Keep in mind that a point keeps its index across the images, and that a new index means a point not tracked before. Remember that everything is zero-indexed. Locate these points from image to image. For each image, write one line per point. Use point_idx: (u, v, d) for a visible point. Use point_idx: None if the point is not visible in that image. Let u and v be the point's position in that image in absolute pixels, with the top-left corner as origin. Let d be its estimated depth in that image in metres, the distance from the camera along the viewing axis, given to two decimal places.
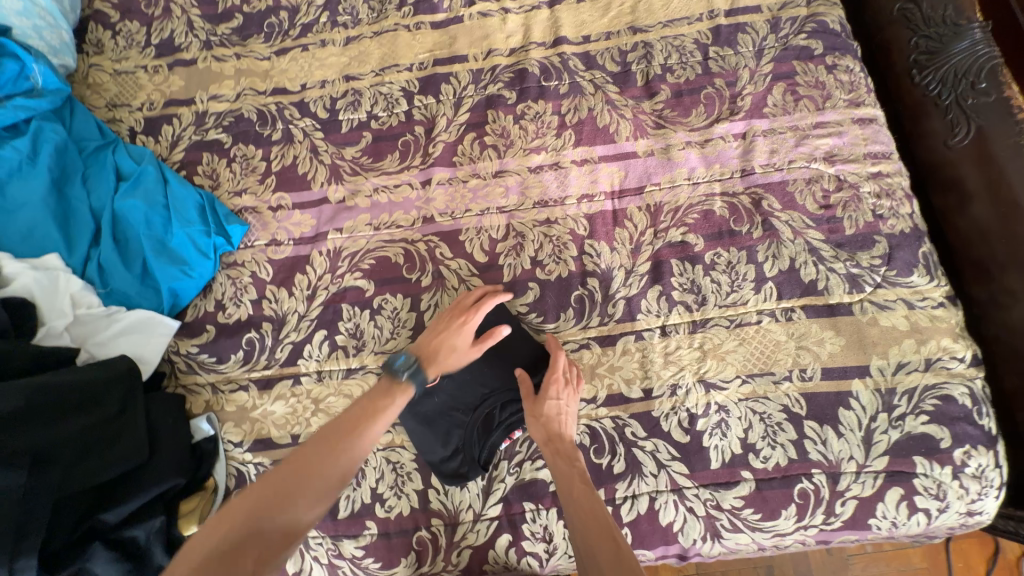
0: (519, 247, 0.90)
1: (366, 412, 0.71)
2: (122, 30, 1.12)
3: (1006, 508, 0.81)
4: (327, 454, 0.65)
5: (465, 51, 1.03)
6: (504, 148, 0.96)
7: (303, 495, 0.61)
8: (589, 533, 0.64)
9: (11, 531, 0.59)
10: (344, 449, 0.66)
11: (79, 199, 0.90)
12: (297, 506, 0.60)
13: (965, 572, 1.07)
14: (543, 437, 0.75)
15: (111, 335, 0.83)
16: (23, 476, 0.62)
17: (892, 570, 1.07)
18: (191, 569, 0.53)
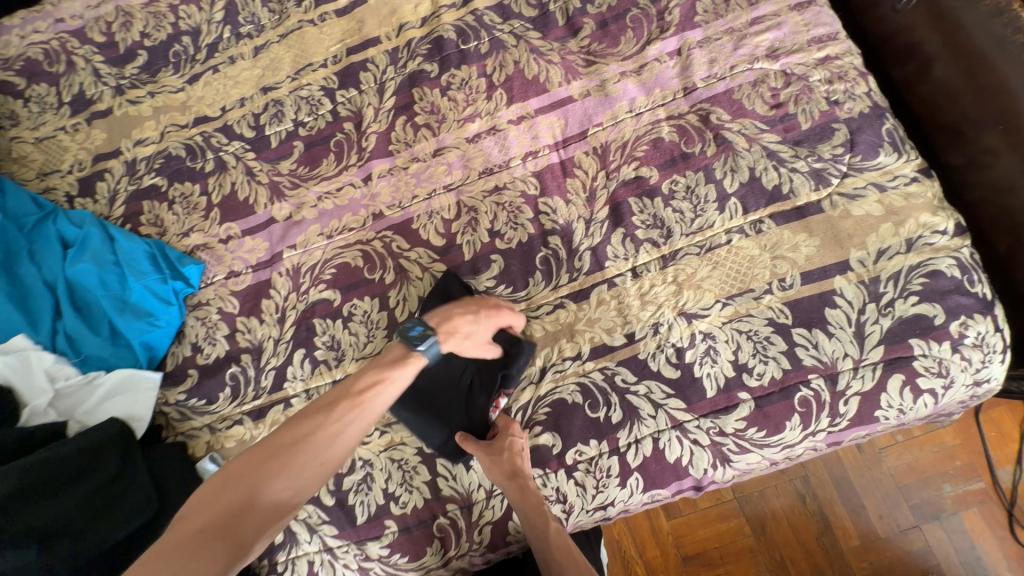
0: (473, 222, 0.87)
1: (373, 381, 0.64)
2: (33, 95, 1.08)
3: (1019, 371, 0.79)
4: (327, 422, 0.61)
5: (377, 32, 0.98)
6: (437, 124, 0.92)
7: (303, 466, 0.58)
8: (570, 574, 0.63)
9: None
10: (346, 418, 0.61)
11: (31, 275, 0.88)
12: (297, 477, 0.58)
13: (998, 440, 1.07)
14: (508, 473, 0.72)
15: (96, 401, 0.83)
16: (33, 552, 0.63)
17: (926, 456, 1.07)
18: (198, 530, 0.54)
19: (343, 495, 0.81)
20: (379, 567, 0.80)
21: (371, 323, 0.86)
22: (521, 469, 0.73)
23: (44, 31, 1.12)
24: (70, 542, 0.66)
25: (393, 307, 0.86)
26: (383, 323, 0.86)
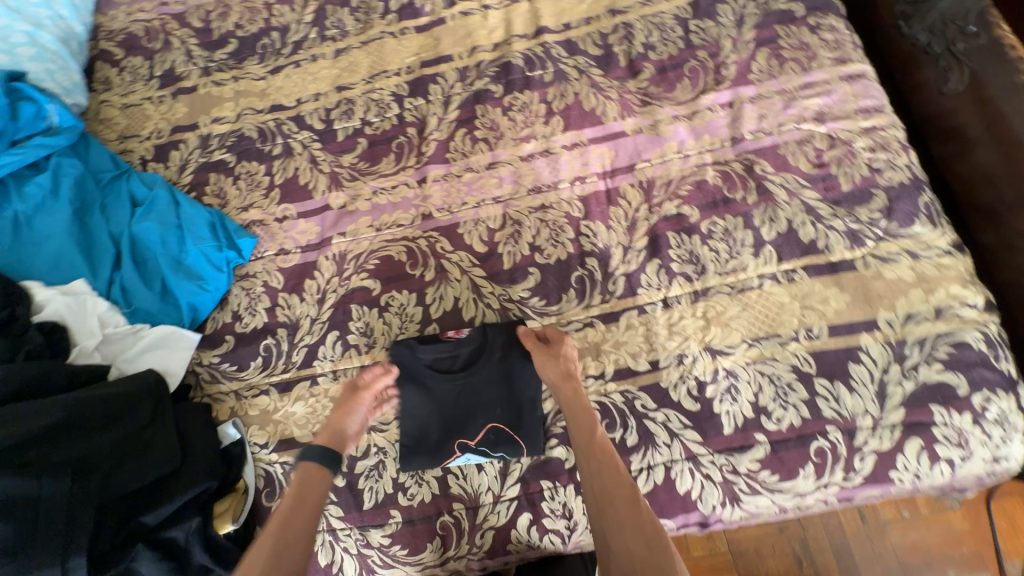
0: (516, 235, 0.92)
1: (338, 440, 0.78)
2: (128, 66, 1.18)
3: None
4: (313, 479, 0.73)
5: (450, 50, 1.06)
6: (495, 140, 0.98)
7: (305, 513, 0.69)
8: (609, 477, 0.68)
9: (60, 533, 0.61)
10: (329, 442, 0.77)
11: (100, 226, 0.94)
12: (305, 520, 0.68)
13: (1011, 532, 1.04)
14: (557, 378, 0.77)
15: (138, 351, 0.86)
16: (69, 482, 0.64)
17: (934, 537, 1.05)
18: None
19: (354, 478, 0.83)
20: (378, 556, 0.80)
21: (405, 316, 0.90)
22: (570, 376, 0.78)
23: (148, 11, 1.23)
24: (100, 477, 0.69)
25: (429, 304, 0.90)
26: (417, 318, 0.90)
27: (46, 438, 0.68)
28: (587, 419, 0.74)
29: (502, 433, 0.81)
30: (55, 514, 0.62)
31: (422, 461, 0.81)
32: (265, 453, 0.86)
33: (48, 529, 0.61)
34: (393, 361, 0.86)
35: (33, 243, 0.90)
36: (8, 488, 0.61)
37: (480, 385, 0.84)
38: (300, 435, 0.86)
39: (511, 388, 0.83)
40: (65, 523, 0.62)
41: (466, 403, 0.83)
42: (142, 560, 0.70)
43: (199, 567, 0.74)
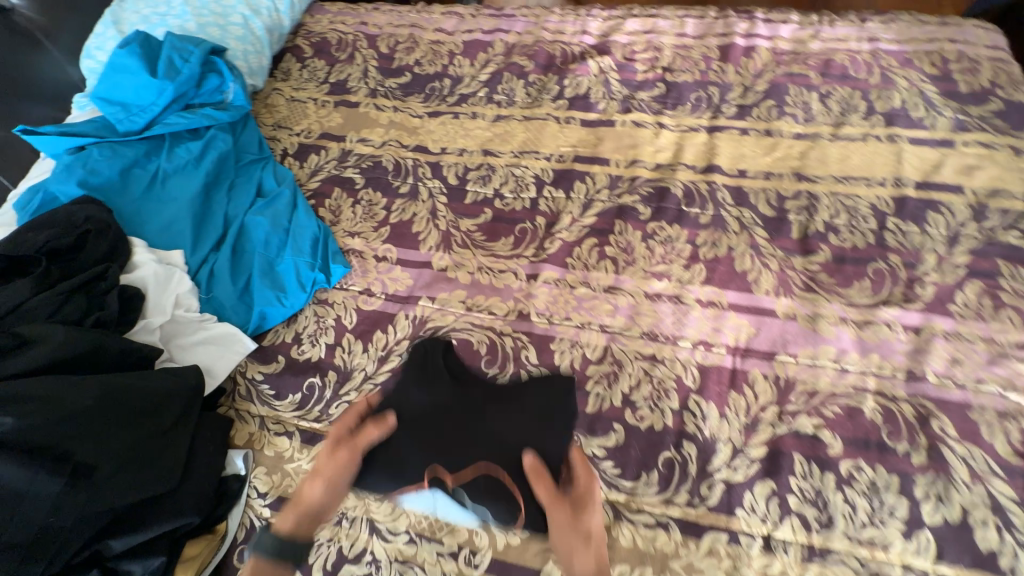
0: (612, 377, 0.79)
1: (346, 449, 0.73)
2: (310, 65, 1.26)
3: None
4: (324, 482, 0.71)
5: (609, 154, 1.00)
6: (624, 263, 0.88)
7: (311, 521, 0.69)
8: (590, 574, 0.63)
9: (23, 542, 0.56)
10: (322, 483, 0.70)
11: (220, 205, 0.95)
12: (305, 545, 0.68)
13: None
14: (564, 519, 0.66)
15: (194, 341, 0.83)
16: (60, 484, 0.58)
17: None
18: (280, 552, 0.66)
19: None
20: None
21: None
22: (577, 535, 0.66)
23: (348, 25, 1.31)
24: (101, 481, 0.62)
25: None
26: None
27: (71, 419, 0.62)
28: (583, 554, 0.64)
29: (497, 483, 0.70)
30: (33, 515, 0.57)
31: (382, 483, 0.72)
32: (260, 502, 0.77)
33: (18, 532, 0.56)
34: (408, 359, 0.84)
35: (159, 200, 0.92)
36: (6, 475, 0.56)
37: (491, 415, 0.76)
38: None
39: (526, 415, 0.76)
40: (35, 529, 0.57)
41: (463, 427, 0.75)
42: None
43: None
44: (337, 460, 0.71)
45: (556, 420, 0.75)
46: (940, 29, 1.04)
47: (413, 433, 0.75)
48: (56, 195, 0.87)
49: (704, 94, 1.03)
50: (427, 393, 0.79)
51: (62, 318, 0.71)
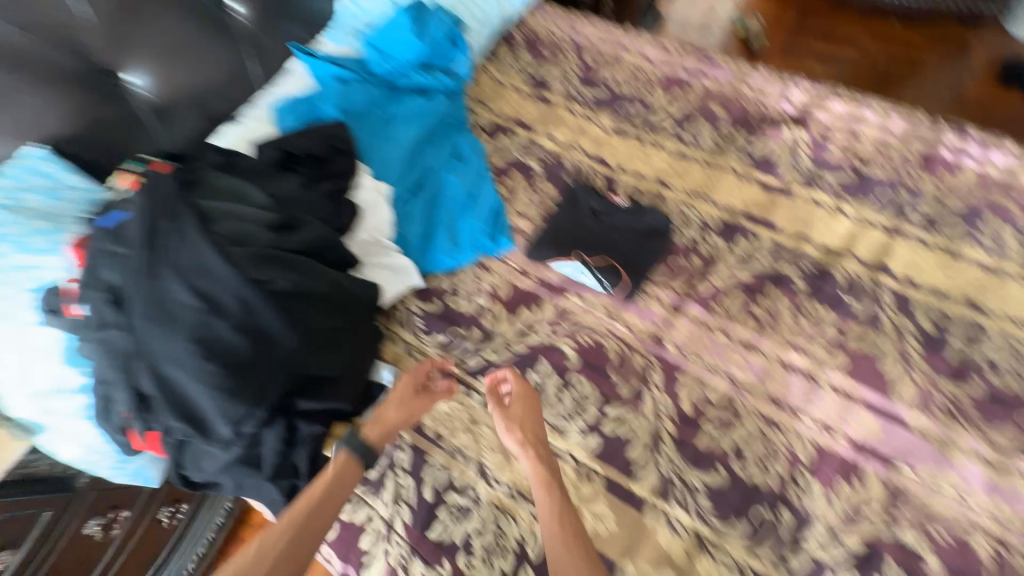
0: (729, 425, 0.84)
1: (316, 504, 0.71)
2: (518, 56, 1.39)
3: None
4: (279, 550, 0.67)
5: (779, 221, 1.03)
6: (767, 326, 0.92)
7: None
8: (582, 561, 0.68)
9: (260, 381, 0.69)
10: (258, 553, 0.66)
11: (425, 156, 1.08)
12: None
13: None
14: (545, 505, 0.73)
15: (378, 264, 0.94)
16: (294, 344, 0.73)
17: None
18: None
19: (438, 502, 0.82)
20: None
21: (579, 407, 0.88)
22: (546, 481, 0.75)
23: (560, 29, 1.43)
24: (312, 353, 0.76)
25: (606, 416, 0.86)
26: (588, 418, 0.86)
27: (307, 297, 0.77)
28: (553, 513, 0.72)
29: (613, 268, 0.98)
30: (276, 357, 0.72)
31: (546, 254, 1.02)
32: None
33: (263, 368, 0.70)
34: (562, 192, 1.13)
35: (384, 136, 1.06)
36: (268, 323, 0.71)
37: (633, 233, 1.03)
38: (427, 426, 0.89)
39: (643, 249, 1.01)
40: (270, 372, 0.71)
41: (598, 237, 1.03)
42: (272, 432, 0.74)
43: (292, 466, 0.78)
44: (275, 541, 0.67)
45: (653, 247, 1.01)
46: None
47: (569, 238, 1.04)
48: (317, 113, 1.07)
49: (892, 194, 1.04)
50: (572, 217, 1.07)
51: (315, 214, 0.86)
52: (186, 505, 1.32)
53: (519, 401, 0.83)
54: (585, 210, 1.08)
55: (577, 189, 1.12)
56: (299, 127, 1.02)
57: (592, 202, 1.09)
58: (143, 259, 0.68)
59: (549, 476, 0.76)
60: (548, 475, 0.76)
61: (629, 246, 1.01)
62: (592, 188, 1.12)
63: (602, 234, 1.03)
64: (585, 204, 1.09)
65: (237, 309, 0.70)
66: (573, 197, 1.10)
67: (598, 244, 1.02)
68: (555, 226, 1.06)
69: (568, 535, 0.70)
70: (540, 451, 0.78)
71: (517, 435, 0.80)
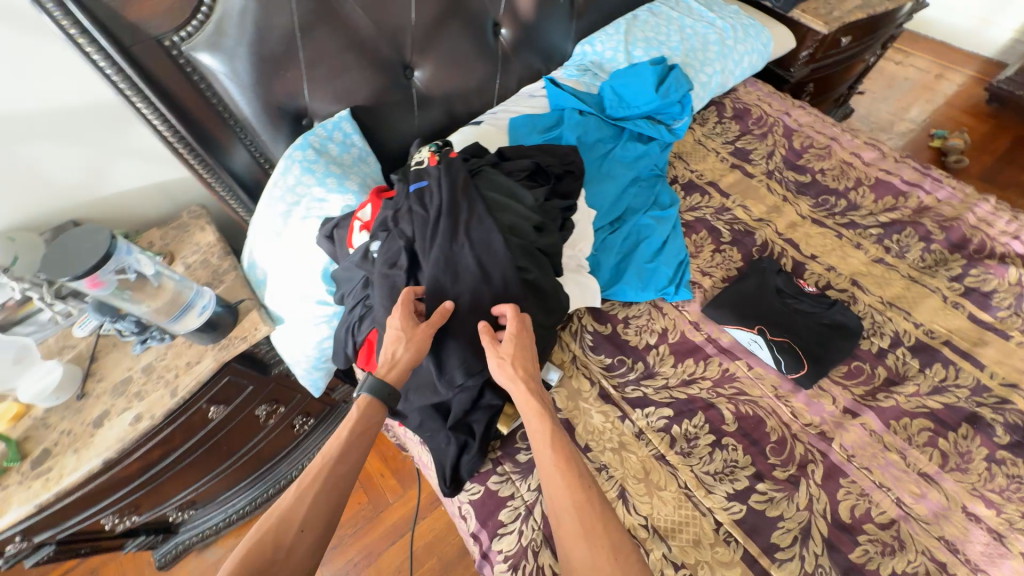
0: (890, 550, 0.81)
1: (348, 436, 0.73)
2: (725, 125, 1.46)
3: None
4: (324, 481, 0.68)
5: (987, 361, 0.97)
6: (952, 465, 0.87)
7: None
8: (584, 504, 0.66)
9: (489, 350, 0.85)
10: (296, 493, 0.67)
11: (631, 196, 1.19)
12: None
13: None
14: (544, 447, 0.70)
15: (572, 277, 1.03)
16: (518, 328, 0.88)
17: None
18: None
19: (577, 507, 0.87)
20: (531, 569, 0.83)
21: (729, 472, 0.89)
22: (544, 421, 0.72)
23: (772, 110, 1.48)
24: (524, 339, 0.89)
25: (755, 490, 0.87)
26: (737, 486, 0.88)
27: (537, 294, 0.90)
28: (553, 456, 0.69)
29: (788, 349, 0.98)
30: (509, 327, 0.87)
31: (725, 316, 1.05)
32: None
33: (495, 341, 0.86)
34: (749, 262, 1.16)
35: (603, 168, 1.19)
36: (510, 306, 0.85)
37: (817, 322, 1.03)
38: (579, 434, 0.94)
39: (826, 341, 1.01)
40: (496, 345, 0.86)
41: (781, 315, 1.04)
42: (470, 394, 0.88)
43: (471, 429, 0.91)
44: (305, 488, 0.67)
45: (837, 342, 1.01)
46: None
47: (750, 306, 1.06)
48: (555, 134, 1.23)
49: None
50: (757, 287, 1.09)
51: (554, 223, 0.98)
52: (312, 419, 1.56)
53: (514, 336, 0.79)
54: (771, 286, 1.09)
55: (766, 262, 1.14)
56: (540, 141, 1.18)
57: (779, 280, 1.10)
58: (441, 225, 0.86)
59: (540, 412, 0.73)
60: (543, 407, 0.74)
61: (813, 334, 1.01)
62: (780, 267, 1.14)
63: (786, 314, 1.04)
64: (772, 278, 1.10)
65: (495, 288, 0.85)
66: (762, 270, 1.12)
67: (779, 322, 1.03)
68: (738, 292, 1.09)
69: (562, 465, 0.69)
70: (531, 385, 0.76)
71: (512, 370, 0.76)
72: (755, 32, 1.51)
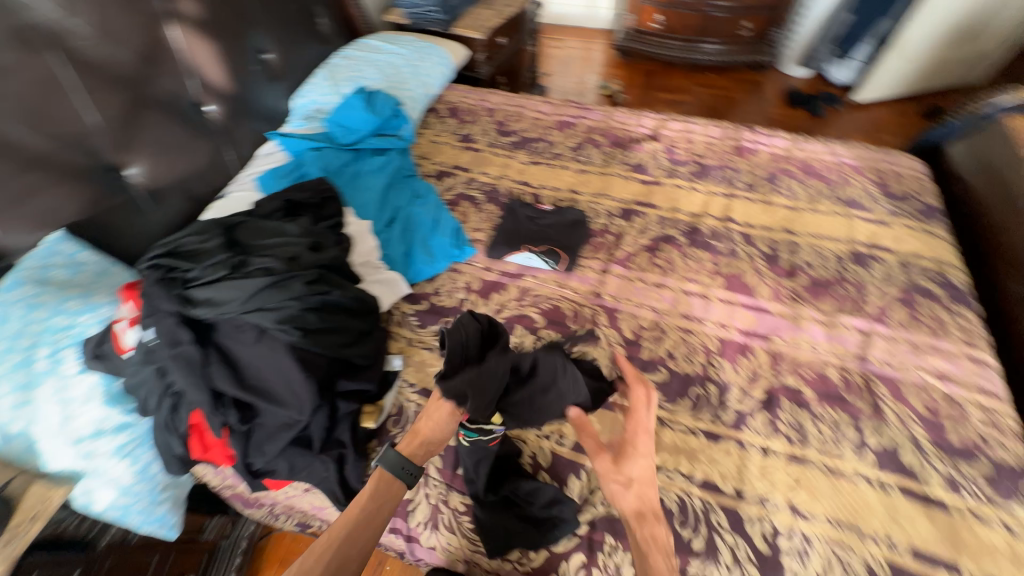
0: (659, 339, 1.15)
1: (382, 495, 0.84)
2: (446, 123, 1.79)
3: None
4: (366, 519, 0.81)
5: (659, 203, 1.46)
6: (668, 271, 1.29)
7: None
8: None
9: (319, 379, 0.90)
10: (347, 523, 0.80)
11: (393, 198, 1.39)
12: None
13: None
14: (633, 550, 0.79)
15: (373, 279, 1.20)
16: (336, 350, 0.93)
17: None
18: None
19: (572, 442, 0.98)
20: (449, 515, 0.93)
21: (552, 351, 1.14)
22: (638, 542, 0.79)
23: (475, 101, 1.88)
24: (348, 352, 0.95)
25: (573, 352, 1.13)
26: (561, 357, 1.13)
27: (339, 310, 0.97)
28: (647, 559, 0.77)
29: (554, 251, 1.32)
30: (335, 343, 0.93)
31: (501, 249, 1.33)
32: (409, 390, 1.08)
33: (319, 362, 0.91)
34: (503, 208, 1.47)
35: (359, 188, 1.38)
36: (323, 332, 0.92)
37: (561, 225, 1.39)
38: None
39: (570, 235, 1.37)
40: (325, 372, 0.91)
41: (536, 232, 1.37)
42: (318, 419, 0.91)
43: (338, 441, 0.94)
44: (345, 522, 0.80)
45: (577, 232, 1.38)
46: (881, 155, 1.56)
47: (514, 236, 1.37)
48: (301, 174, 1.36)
49: (724, 174, 1.52)
50: (514, 222, 1.40)
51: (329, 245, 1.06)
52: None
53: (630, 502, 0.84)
54: (521, 217, 1.42)
55: (512, 203, 1.46)
56: (289, 183, 1.31)
57: (525, 210, 1.44)
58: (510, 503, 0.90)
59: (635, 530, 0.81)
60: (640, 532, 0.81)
61: (561, 235, 1.37)
62: (524, 202, 1.47)
63: (538, 230, 1.38)
64: (519, 212, 1.43)
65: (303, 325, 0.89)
66: (511, 209, 1.45)
67: (536, 237, 1.36)
68: (505, 231, 1.38)
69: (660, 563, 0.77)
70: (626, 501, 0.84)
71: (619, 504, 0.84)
72: (432, 50, 1.88)
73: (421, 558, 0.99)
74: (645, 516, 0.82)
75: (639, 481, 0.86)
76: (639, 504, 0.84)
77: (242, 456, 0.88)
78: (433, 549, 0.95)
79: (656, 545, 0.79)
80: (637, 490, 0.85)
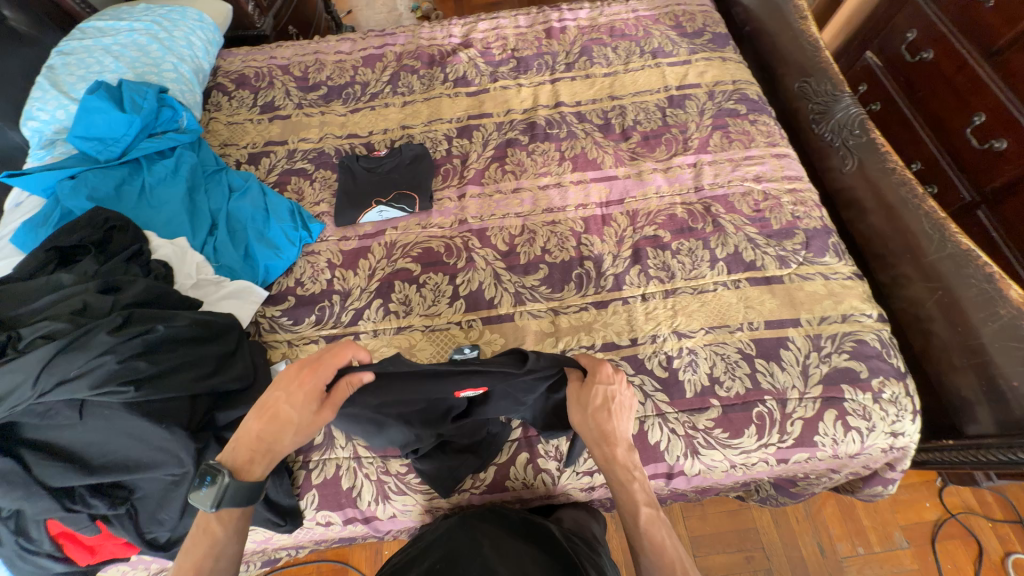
0: (532, 240, 1.18)
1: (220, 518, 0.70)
2: (236, 97, 1.52)
3: (952, 441, 1.00)
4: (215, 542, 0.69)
5: (491, 110, 1.42)
6: (520, 173, 1.29)
7: None
8: (627, 505, 0.78)
9: (183, 422, 0.79)
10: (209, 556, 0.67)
11: (203, 202, 1.19)
12: None
13: (915, 530, 1.28)
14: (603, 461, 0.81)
15: (218, 297, 1.05)
16: (188, 384, 0.81)
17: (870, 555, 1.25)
18: None
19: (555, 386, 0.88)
20: (395, 482, 0.93)
21: (438, 292, 1.11)
22: (614, 457, 0.81)
23: (261, 61, 1.61)
24: (210, 382, 0.84)
25: (458, 284, 1.12)
26: (448, 294, 1.11)
27: (176, 344, 0.84)
28: (622, 479, 0.80)
29: (406, 194, 1.23)
30: (186, 378, 0.81)
31: (349, 213, 1.22)
32: None
33: (175, 406, 0.79)
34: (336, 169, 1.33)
35: (155, 205, 1.16)
36: (162, 374, 0.79)
37: (402, 165, 1.30)
38: None
39: (416, 172, 1.28)
40: (189, 411, 0.81)
41: (379, 182, 1.27)
42: (209, 460, 0.81)
43: None
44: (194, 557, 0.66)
45: (422, 166, 1.30)
46: None
47: (357, 193, 1.26)
48: (69, 214, 1.11)
49: (543, 61, 1.50)
50: (351, 181, 1.29)
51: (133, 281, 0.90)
52: None
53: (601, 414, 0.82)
54: (359, 171, 1.30)
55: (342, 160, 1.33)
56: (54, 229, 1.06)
57: (359, 163, 1.31)
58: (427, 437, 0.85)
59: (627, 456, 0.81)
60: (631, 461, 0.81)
61: (406, 175, 1.28)
62: (356, 155, 1.34)
63: (381, 179, 1.28)
64: (354, 167, 1.31)
65: (129, 377, 0.76)
66: (345, 168, 1.31)
67: (381, 185, 1.26)
68: (345, 193, 1.26)
69: (630, 489, 0.79)
70: (607, 427, 0.81)
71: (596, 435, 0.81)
72: (180, 14, 1.53)
73: (388, 529, 1.00)
74: (605, 441, 0.81)
75: (597, 409, 0.82)
76: (599, 431, 0.81)
77: (139, 535, 0.78)
78: (394, 516, 0.95)
79: (617, 465, 0.80)
80: (591, 418, 0.82)
